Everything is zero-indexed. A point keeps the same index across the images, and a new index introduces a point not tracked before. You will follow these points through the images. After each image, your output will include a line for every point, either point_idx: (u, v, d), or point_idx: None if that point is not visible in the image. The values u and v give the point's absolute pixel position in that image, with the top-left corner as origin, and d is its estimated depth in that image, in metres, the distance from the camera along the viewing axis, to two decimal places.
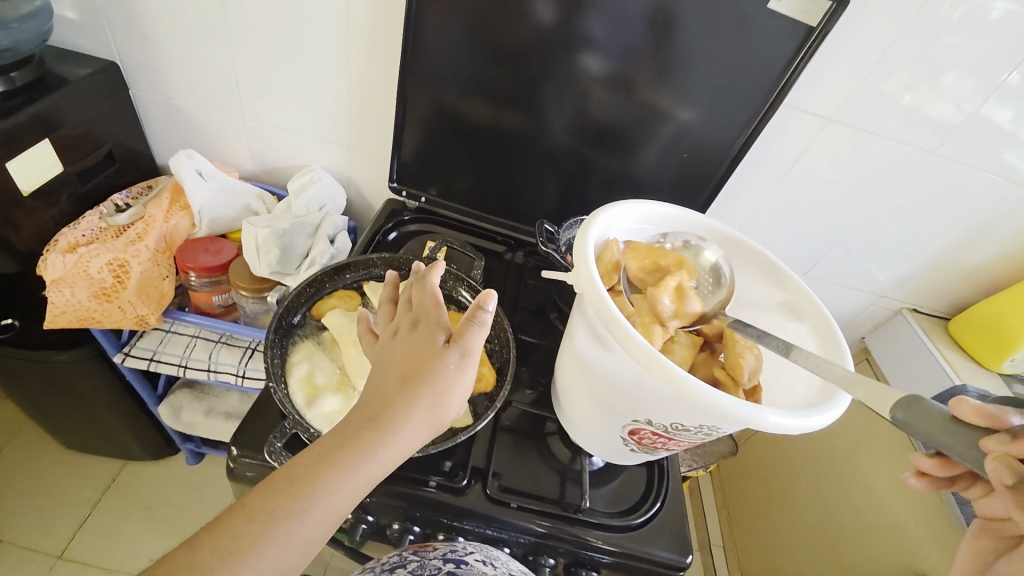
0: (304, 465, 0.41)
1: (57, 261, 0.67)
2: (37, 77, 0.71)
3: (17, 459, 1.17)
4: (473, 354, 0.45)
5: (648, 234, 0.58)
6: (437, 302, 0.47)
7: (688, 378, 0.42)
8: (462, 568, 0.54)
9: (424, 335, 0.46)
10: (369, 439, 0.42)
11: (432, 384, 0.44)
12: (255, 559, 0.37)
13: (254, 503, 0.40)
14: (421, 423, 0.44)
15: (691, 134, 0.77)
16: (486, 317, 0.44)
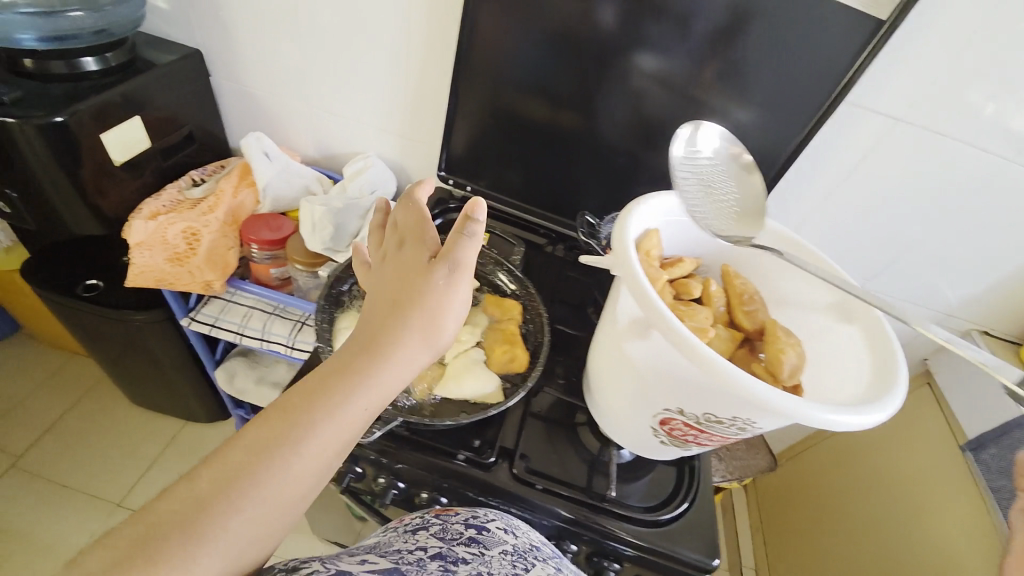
0: (302, 390, 0.41)
1: (140, 227, 0.74)
2: (129, 60, 0.78)
3: (93, 410, 1.30)
4: (464, 267, 0.45)
5: (693, 226, 0.57)
6: (423, 222, 0.48)
7: (721, 362, 0.40)
8: (485, 534, 0.53)
9: (415, 253, 0.46)
10: (363, 361, 0.42)
11: (424, 300, 0.44)
12: (260, 484, 0.37)
13: (253, 432, 0.39)
14: (418, 341, 0.43)
15: (744, 132, 0.75)
16: (474, 227, 0.45)
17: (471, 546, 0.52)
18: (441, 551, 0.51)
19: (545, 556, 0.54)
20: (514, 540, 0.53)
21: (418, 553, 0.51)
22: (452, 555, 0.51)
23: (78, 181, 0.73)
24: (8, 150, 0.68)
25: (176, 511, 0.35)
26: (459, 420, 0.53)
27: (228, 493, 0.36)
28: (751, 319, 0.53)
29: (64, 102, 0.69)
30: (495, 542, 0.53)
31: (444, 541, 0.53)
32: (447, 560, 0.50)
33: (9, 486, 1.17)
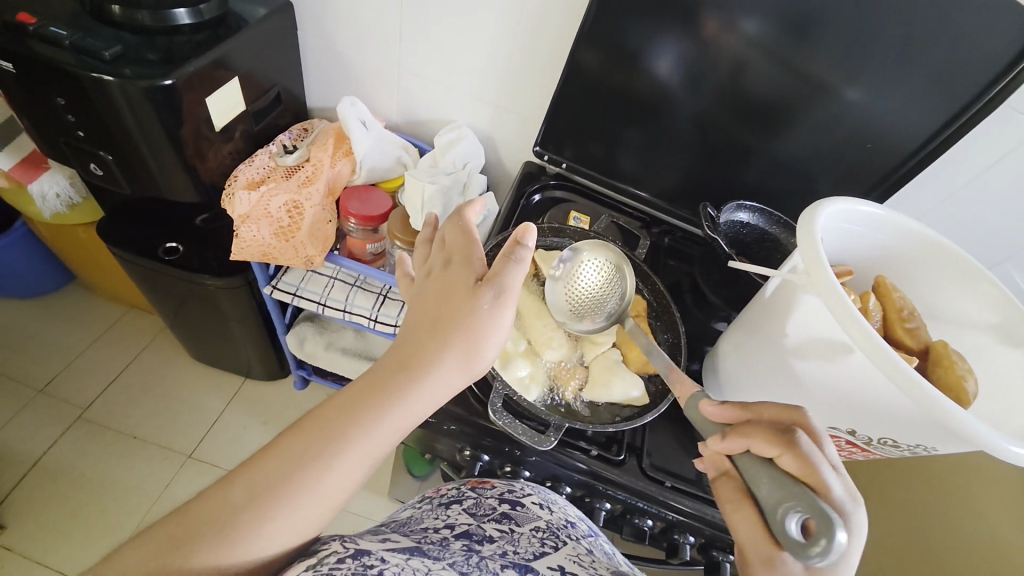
0: (335, 406, 0.41)
1: (244, 198, 0.72)
2: (221, 15, 0.71)
3: (154, 364, 1.30)
4: (508, 294, 0.43)
5: (855, 234, 0.54)
6: (471, 241, 0.45)
7: (940, 397, 0.38)
8: (517, 511, 0.54)
9: (459, 276, 0.45)
10: (400, 383, 0.41)
11: (465, 325, 0.43)
12: (288, 500, 0.37)
13: (286, 441, 0.39)
14: (455, 367, 0.43)
15: (880, 125, 0.70)
16: (523, 254, 0.43)
17: (500, 524, 0.52)
18: (469, 529, 0.51)
19: (578, 535, 0.52)
20: (547, 516, 0.53)
21: (445, 531, 0.50)
22: (479, 533, 0.50)
23: (178, 147, 0.69)
24: (108, 112, 0.64)
25: (208, 516, 0.36)
26: (624, 423, 0.57)
27: (255, 508, 0.37)
28: (914, 338, 0.51)
29: (167, 61, 0.64)
30: (527, 519, 0.53)
31: (474, 518, 0.53)
32: (473, 538, 0.49)
33: (79, 437, 1.17)
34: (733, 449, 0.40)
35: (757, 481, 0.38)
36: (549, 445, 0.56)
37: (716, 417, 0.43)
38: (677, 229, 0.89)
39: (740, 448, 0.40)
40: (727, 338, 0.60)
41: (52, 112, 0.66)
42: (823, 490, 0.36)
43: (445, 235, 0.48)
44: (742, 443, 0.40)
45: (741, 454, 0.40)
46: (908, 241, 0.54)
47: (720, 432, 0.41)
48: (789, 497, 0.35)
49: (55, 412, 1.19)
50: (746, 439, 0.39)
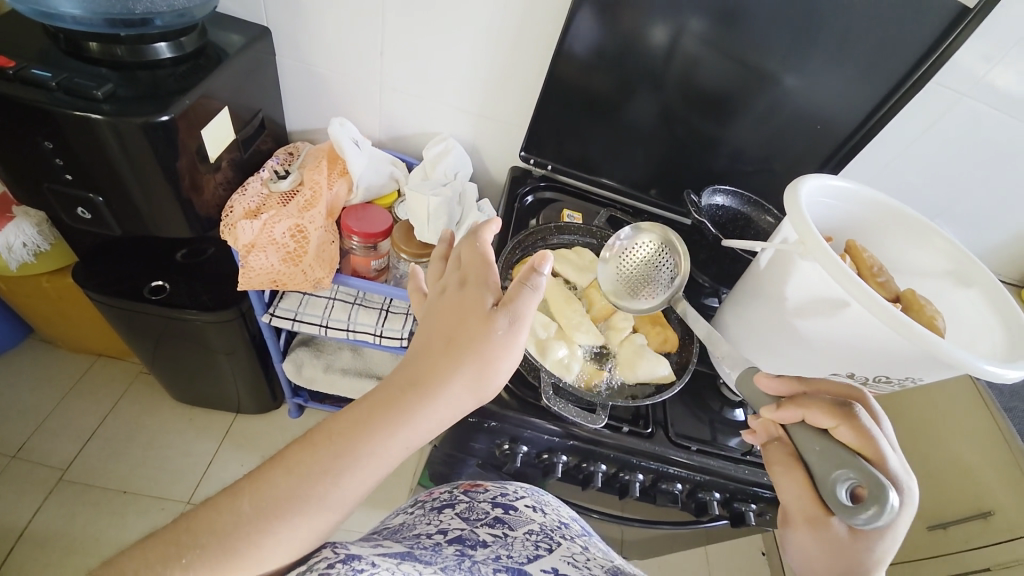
0: (344, 422, 0.41)
1: (247, 227, 0.72)
2: (201, 46, 0.70)
3: (134, 412, 1.23)
4: (522, 320, 0.43)
5: (828, 206, 0.61)
6: (486, 264, 0.46)
7: (926, 332, 0.45)
8: (509, 514, 0.57)
9: (472, 296, 0.45)
10: (409, 403, 0.42)
11: (478, 350, 0.43)
12: (295, 515, 0.37)
13: (294, 454, 0.40)
14: (463, 391, 0.43)
15: (826, 104, 0.79)
16: (539, 280, 0.43)
17: (493, 528, 0.55)
18: (462, 534, 0.54)
19: (571, 534, 0.56)
20: (541, 519, 0.57)
21: (438, 536, 0.53)
22: (473, 538, 0.53)
23: (175, 181, 0.67)
24: (102, 152, 0.62)
25: (215, 524, 0.37)
26: (659, 395, 0.62)
27: (260, 522, 0.37)
28: (886, 289, 0.59)
29: (159, 97, 0.63)
30: (519, 522, 0.56)
31: (466, 523, 0.56)
32: (466, 543, 0.52)
33: (62, 500, 1.10)
34: (787, 418, 0.45)
35: (810, 447, 0.43)
36: (602, 422, 0.61)
37: (773, 390, 0.48)
38: (656, 217, 0.96)
39: (796, 418, 0.45)
40: (728, 309, 0.66)
41: (35, 156, 0.63)
42: (872, 460, 0.41)
43: (460, 253, 0.49)
44: (798, 412, 0.45)
45: (794, 423, 0.45)
46: (871, 208, 0.62)
47: (777, 402, 0.47)
48: (840, 463, 0.41)
49: (32, 477, 1.11)
50: (802, 409, 0.45)
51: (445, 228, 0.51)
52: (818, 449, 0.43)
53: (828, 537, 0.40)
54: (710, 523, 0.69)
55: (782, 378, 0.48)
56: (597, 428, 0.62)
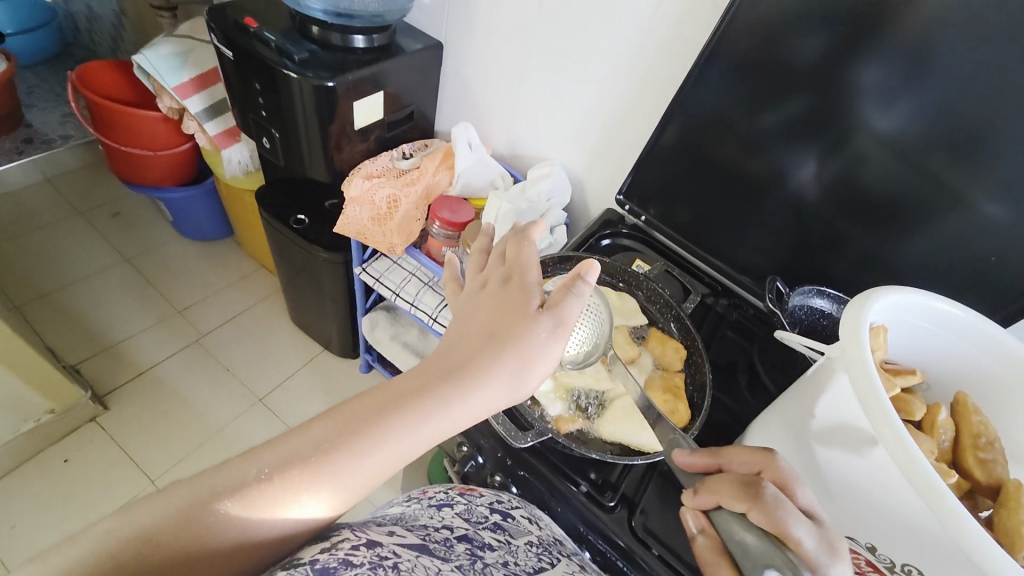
0: (379, 400, 0.40)
1: (359, 184, 0.87)
2: (387, 43, 0.89)
3: (261, 316, 1.53)
4: (566, 325, 0.45)
5: (927, 334, 0.48)
6: (530, 264, 0.47)
7: (966, 516, 0.33)
8: (507, 522, 0.55)
9: (515, 295, 0.46)
10: (446, 390, 0.41)
11: (520, 346, 0.43)
12: (318, 481, 0.37)
13: (322, 425, 0.39)
14: (501, 387, 0.43)
15: (1001, 231, 0.61)
16: (583, 288, 0.46)
17: (496, 532, 0.52)
18: (467, 534, 0.51)
19: (570, 553, 0.54)
20: (539, 532, 0.55)
21: (446, 532, 0.50)
22: (478, 539, 0.51)
23: (325, 135, 0.86)
24: (286, 100, 0.83)
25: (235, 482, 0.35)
26: (624, 458, 0.56)
27: (284, 487, 0.36)
28: (986, 471, 0.43)
29: (336, 70, 0.81)
30: (519, 532, 0.54)
31: (469, 523, 0.53)
32: (474, 543, 0.50)
33: (188, 357, 1.41)
34: (706, 505, 0.41)
35: (731, 539, 0.39)
36: (523, 442, 0.57)
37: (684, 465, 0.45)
38: (746, 304, 0.84)
39: (712, 503, 0.41)
40: (759, 415, 0.55)
41: (251, 95, 0.88)
42: (796, 549, 0.36)
43: (502, 251, 0.50)
44: (713, 498, 0.41)
45: (713, 509, 0.41)
46: (1004, 364, 0.46)
47: (693, 487, 0.43)
48: (759, 555, 0.36)
49: (181, 331, 1.45)
50: (716, 495, 0.40)
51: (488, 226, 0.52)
52: (736, 538, 0.38)
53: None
54: None
55: (695, 454, 0.45)
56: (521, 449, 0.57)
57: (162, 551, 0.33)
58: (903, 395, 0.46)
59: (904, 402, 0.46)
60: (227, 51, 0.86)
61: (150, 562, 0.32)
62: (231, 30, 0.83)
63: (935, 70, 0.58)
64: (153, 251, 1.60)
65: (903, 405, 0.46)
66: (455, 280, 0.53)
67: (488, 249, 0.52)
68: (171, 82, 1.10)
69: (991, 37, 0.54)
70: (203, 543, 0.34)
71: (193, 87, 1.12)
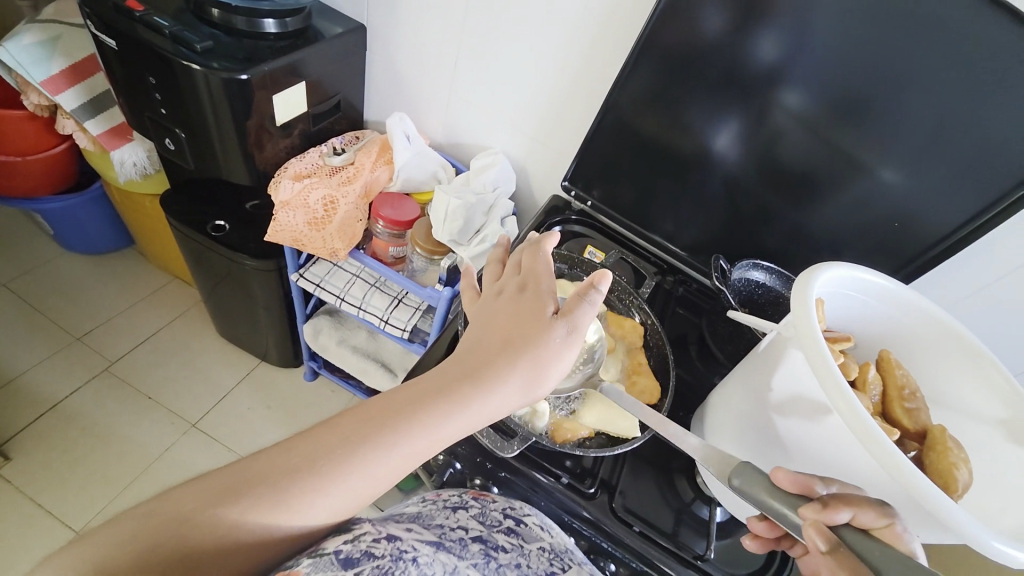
0: (403, 398, 0.42)
1: (288, 186, 0.80)
2: (303, 27, 0.80)
3: (182, 333, 1.38)
4: (580, 332, 0.44)
5: (857, 302, 0.54)
6: (546, 273, 0.46)
7: (907, 463, 0.38)
8: (522, 526, 0.55)
9: (529, 303, 0.45)
10: (465, 390, 0.42)
11: (535, 350, 0.43)
12: (346, 476, 0.39)
13: (352, 422, 0.41)
14: (517, 388, 0.43)
15: (903, 201, 0.69)
16: (597, 297, 0.44)
17: (509, 536, 0.53)
18: (482, 535, 0.52)
19: (581, 561, 0.54)
20: (551, 539, 0.55)
21: (461, 532, 0.52)
22: (492, 541, 0.52)
23: (243, 133, 0.77)
24: (191, 96, 0.73)
25: (267, 471, 0.39)
26: (605, 450, 0.57)
27: (315, 479, 0.39)
28: (912, 419, 0.50)
29: (247, 59, 0.73)
30: (532, 537, 0.54)
31: (484, 525, 0.54)
32: (488, 544, 0.51)
33: (99, 387, 1.24)
34: (835, 521, 0.37)
35: (870, 558, 0.35)
36: (511, 452, 0.57)
37: (787, 480, 0.40)
38: (691, 280, 0.88)
39: (845, 517, 0.37)
40: (718, 388, 0.59)
41: (144, 89, 0.76)
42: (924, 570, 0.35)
43: (518, 260, 0.50)
44: (848, 511, 0.37)
45: (842, 525, 0.37)
46: (919, 321, 0.52)
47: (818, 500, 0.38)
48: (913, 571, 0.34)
49: (86, 360, 1.27)
50: (851, 508, 0.37)
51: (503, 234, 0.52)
52: (880, 554, 0.35)
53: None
54: None
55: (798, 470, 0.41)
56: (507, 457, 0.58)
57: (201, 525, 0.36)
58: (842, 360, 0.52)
59: (844, 367, 0.51)
60: (107, 40, 0.73)
61: (193, 548, 0.35)
62: (107, 13, 0.71)
63: (846, 56, 0.63)
64: (35, 271, 1.37)
65: (843, 370, 0.51)
66: (471, 287, 0.52)
67: (503, 258, 0.52)
68: (38, 76, 0.92)
69: (891, 27, 0.59)
70: (238, 532, 0.37)
71: (66, 80, 0.95)
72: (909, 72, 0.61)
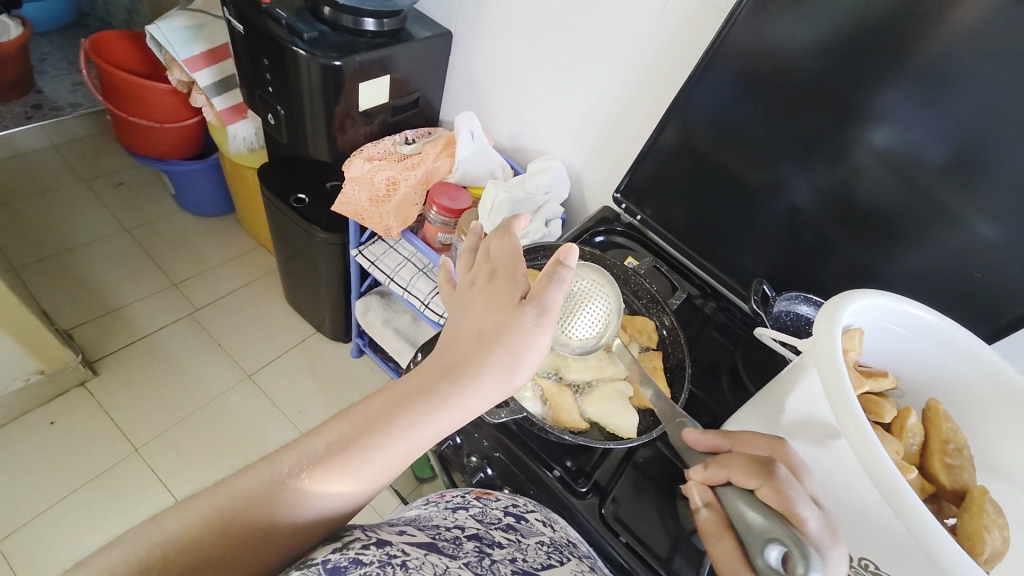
0: (382, 405, 0.43)
1: (359, 165, 0.88)
2: (397, 29, 0.90)
3: (255, 295, 1.54)
4: (549, 313, 0.47)
5: (902, 340, 0.49)
6: (516, 258, 0.50)
7: (916, 501, 0.34)
8: (521, 523, 0.54)
9: (503, 290, 0.49)
10: (444, 390, 0.44)
11: (507, 342, 0.46)
12: (332, 480, 0.40)
13: (331, 430, 0.42)
14: (496, 379, 0.46)
15: (991, 252, 0.62)
16: (564, 274, 0.48)
17: (507, 533, 0.52)
18: (477, 533, 0.51)
19: (580, 554, 0.53)
20: (551, 533, 0.54)
21: (456, 531, 0.51)
22: (487, 537, 0.51)
23: (329, 115, 0.87)
24: (293, 78, 0.84)
25: (249, 493, 0.38)
26: (600, 441, 0.57)
27: (301, 487, 0.39)
28: (952, 476, 0.44)
29: (344, 50, 0.83)
30: (531, 532, 0.53)
31: (481, 523, 0.53)
32: (483, 541, 0.50)
33: (181, 330, 1.41)
34: (715, 480, 0.43)
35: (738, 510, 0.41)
36: (499, 417, 0.57)
37: (698, 442, 0.46)
38: (735, 308, 0.84)
39: (722, 478, 0.43)
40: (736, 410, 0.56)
41: (259, 70, 0.88)
42: (801, 528, 0.37)
43: (489, 247, 0.53)
44: (724, 473, 0.42)
45: (724, 484, 0.43)
46: (974, 370, 0.47)
47: (706, 462, 0.44)
48: (763, 531, 0.38)
49: (175, 304, 1.46)
50: (728, 471, 0.42)
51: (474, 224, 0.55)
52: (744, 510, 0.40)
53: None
54: None
55: (707, 433, 0.46)
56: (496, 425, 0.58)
57: (207, 551, 0.35)
58: (876, 398, 0.48)
59: (878, 406, 0.47)
60: (238, 27, 0.86)
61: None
62: (241, 5, 0.84)
63: (928, 88, 0.58)
64: (153, 223, 1.61)
65: (876, 409, 0.47)
66: (449, 281, 0.57)
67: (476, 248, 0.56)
68: (182, 55, 1.11)
69: (993, 58, 0.54)
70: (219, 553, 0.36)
71: (203, 61, 1.13)
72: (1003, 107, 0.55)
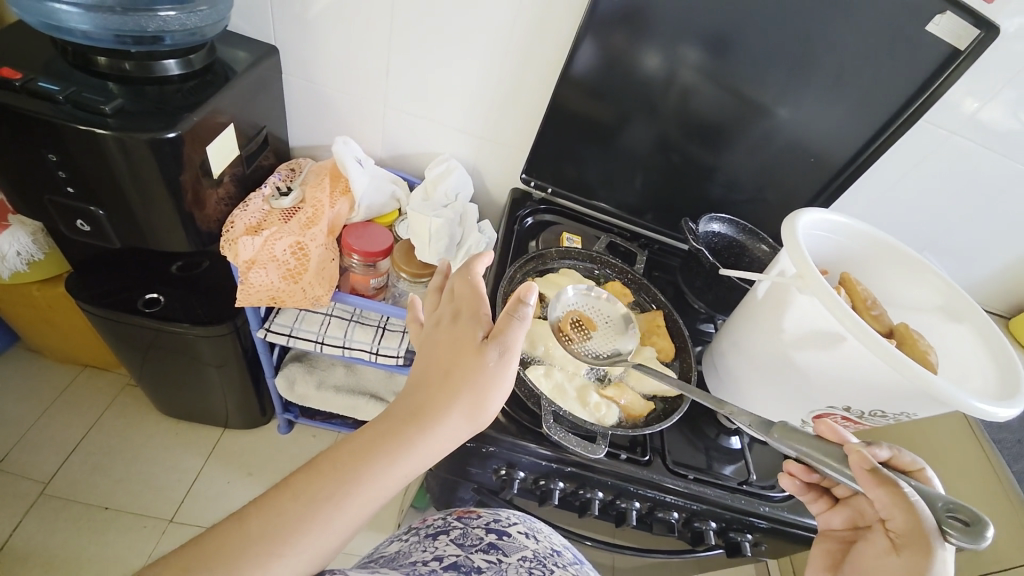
0: (349, 451, 0.44)
1: (248, 244, 0.73)
2: (208, 63, 0.71)
3: (117, 428, 1.19)
4: (512, 349, 0.46)
5: (820, 238, 0.64)
6: (477, 296, 0.48)
7: (912, 364, 0.48)
8: (503, 540, 0.57)
9: (466, 330, 0.47)
10: (410, 433, 0.44)
11: (472, 384, 0.45)
12: (300, 539, 0.40)
13: (300, 480, 0.42)
14: (462, 420, 0.46)
15: (822, 138, 0.80)
16: (526, 311, 0.45)
17: (488, 553, 0.55)
18: (457, 560, 0.54)
19: (565, 563, 0.56)
20: (534, 546, 0.57)
21: (433, 563, 0.53)
22: (468, 564, 0.53)
23: (176, 195, 0.67)
24: (102, 164, 0.63)
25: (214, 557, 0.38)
26: (669, 419, 0.64)
27: (269, 546, 0.39)
28: (880, 323, 0.60)
29: (163, 114, 0.63)
30: (514, 548, 0.56)
31: (462, 548, 0.56)
32: (462, 569, 0.53)
33: (40, 516, 1.06)
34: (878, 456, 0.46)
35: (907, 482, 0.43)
36: (600, 452, 0.61)
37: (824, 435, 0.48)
38: (653, 242, 0.96)
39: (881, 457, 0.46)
40: (725, 333, 0.68)
41: (42, 168, 0.65)
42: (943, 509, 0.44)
43: (453, 286, 0.51)
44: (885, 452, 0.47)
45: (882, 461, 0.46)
46: (865, 243, 0.64)
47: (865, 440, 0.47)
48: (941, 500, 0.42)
49: (6, 493, 1.06)
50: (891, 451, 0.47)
51: (441, 260, 0.54)
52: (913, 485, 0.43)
53: (917, 562, 0.41)
54: (705, 553, 0.68)
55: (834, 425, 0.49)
56: (595, 456, 0.62)
57: None
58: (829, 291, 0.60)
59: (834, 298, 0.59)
60: None
61: None
62: None
63: (761, 22, 0.70)
64: None
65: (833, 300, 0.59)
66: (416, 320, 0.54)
67: (443, 286, 0.54)
68: None
69: None
70: None
71: None
72: (812, 30, 0.70)
